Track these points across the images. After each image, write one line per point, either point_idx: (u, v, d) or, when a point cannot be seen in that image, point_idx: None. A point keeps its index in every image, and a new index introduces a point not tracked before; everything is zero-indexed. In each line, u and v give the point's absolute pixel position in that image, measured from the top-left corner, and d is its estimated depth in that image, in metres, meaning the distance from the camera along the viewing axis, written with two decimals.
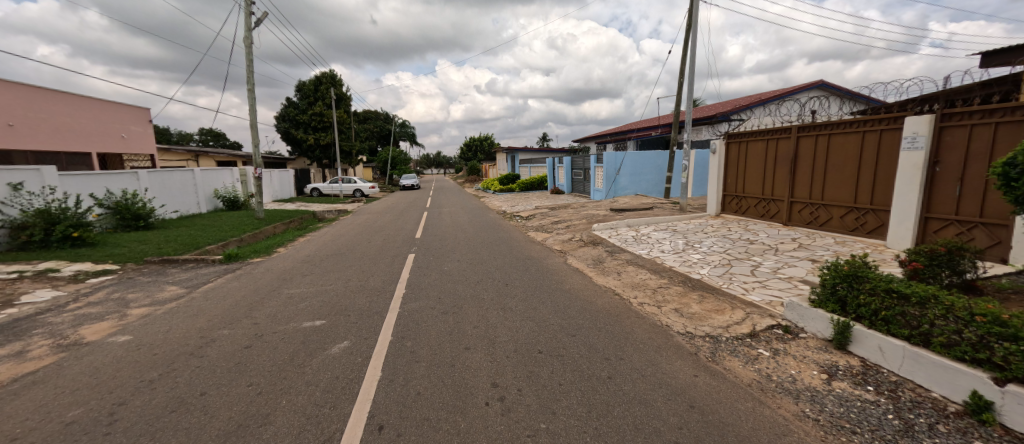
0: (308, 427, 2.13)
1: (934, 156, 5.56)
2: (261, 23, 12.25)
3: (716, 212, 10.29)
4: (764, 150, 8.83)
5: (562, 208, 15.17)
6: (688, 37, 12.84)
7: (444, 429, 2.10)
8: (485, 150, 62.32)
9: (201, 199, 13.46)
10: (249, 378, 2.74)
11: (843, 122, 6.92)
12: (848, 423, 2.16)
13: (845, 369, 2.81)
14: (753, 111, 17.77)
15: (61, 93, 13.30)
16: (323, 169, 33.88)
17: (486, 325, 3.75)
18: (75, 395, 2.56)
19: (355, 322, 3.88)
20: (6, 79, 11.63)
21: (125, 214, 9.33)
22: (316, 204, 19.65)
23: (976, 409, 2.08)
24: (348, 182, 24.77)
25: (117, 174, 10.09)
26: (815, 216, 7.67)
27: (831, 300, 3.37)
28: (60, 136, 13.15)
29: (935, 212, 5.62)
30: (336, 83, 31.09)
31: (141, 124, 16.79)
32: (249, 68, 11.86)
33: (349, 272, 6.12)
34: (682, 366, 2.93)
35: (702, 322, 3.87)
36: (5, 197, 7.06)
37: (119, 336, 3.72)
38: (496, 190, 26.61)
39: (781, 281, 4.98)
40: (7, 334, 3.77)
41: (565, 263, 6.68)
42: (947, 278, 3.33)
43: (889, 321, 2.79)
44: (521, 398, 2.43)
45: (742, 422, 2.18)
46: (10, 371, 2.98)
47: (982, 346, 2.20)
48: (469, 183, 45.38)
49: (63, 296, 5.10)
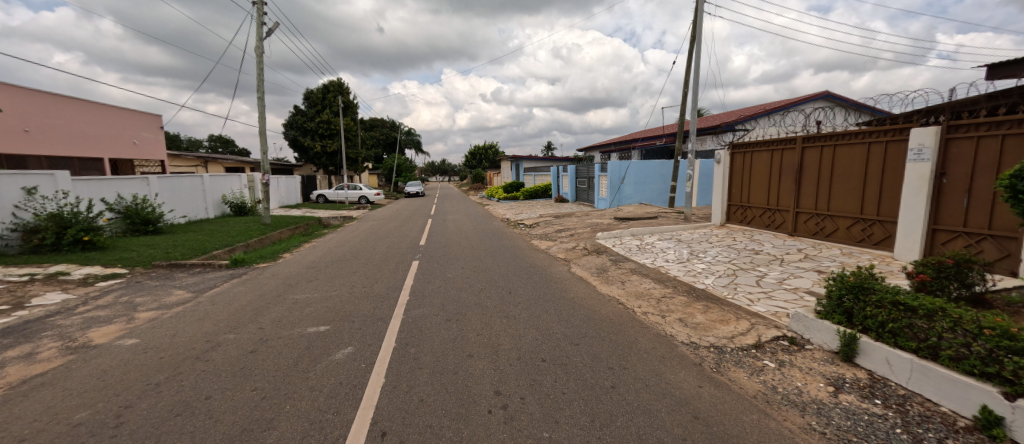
0: (312, 432, 2.14)
1: (941, 167, 5.54)
2: (272, 32, 12.51)
3: (721, 221, 10.26)
4: (768, 160, 8.81)
5: (567, 216, 15.15)
6: (693, 47, 12.97)
7: (446, 436, 2.10)
8: (490, 158, 62.75)
9: (209, 205, 13.65)
10: (254, 382, 2.76)
11: (849, 133, 6.93)
12: (856, 437, 2.14)
13: (852, 382, 2.77)
14: (759, 121, 17.80)
15: (76, 99, 13.64)
16: (330, 175, 34.23)
17: (489, 333, 3.76)
18: (81, 398, 2.58)
19: (359, 328, 3.91)
20: (22, 86, 11.93)
21: (134, 218, 9.47)
22: (322, 211, 19.82)
23: (987, 424, 2.05)
24: (353, 189, 25.29)
25: (128, 180, 10.23)
26: (820, 227, 7.62)
27: (837, 312, 3.33)
28: (73, 141, 13.41)
29: (943, 224, 5.56)
30: (345, 91, 31.56)
31: (154, 130, 17.10)
32: (259, 77, 12.11)
33: (354, 278, 6.16)
34: (686, 377, 2.91)
35: (706, 332, 3.84)
36: (20, 201, 7.24)
37: (127, 339, 3.76)
38: (501, 197, 26.91)
39: (787, 292, 4.94)
40: (17, 336, 3.82)
41: (569, 272, 6.68)
42: (955, 291, 3.32)
43: (896, 334, 2.76)
44: (523, 407, 2.42)
45: (747, 434, 2.16)
46: (20, 372, 3.02)
47: (991, 361, 2.17)
48: (474, 190, 45.46)
49: (72, 299, 5.16)
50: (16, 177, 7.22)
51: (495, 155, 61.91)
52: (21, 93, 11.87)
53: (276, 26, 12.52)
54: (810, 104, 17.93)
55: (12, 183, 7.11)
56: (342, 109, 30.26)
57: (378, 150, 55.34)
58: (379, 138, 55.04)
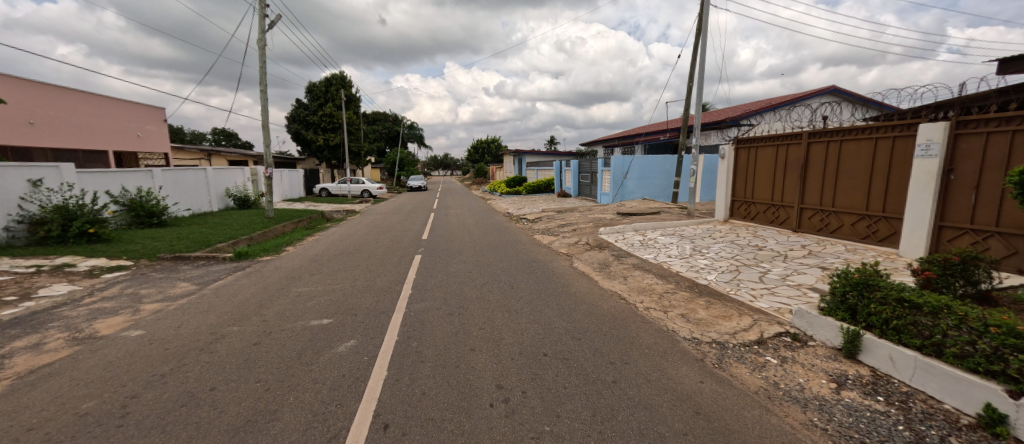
0: (315, 424, 2.16)
1: (949, 163, 5.47)
2: (275, 25, 12.47)
3: (725, 217, 10.19)
4: (774, 155, 8.72)
5: (569, 211, 15.11)
6: (699, 41, 12.83)
7: (449, 429, 2.11)
8: (490, 153, 62.96)
9: (213, 198, 13.71)
10: (258, 374, 2.78)
11: (855, 129, 6.84)
12: (858, 433, 2.13)
13: (855, 378, 2.76)
14: (764, 116, 17.62)
15: (79, 92, 13.65)
16: (331, 169, 34.25)
17: (491, 327, 3.76)
18: (88, 388, 2.62)
19: (361, 321, 3.92)
20: (26, 78, 11.95)
21: (139, 210, 9.53)
22: (325, 204, 19.92)
23: (990, 422, 2.04)
24: (356, 183, 25.30)
25: (132, 172, 10.27)
26: (825, 223, 7.55)
27: (841, 308, 3.31)
28: (78, 134, 13.48)
29: (949, 220, 5.50)
30: (348, 85, 31.40)
31: (157, 123, 17.12)
32: (262, 70, 12.07)
33: (357, 271, 6.18)
34: (687, 372, 2.91)
35: (708, 328, 3.84)
36: (25, 193, 7.27)
37: (133, 331, 3.80)
38: (502, 192, 26.95)
39: (790, 288, 4.93)
40: (24, 326, 3.87)
41: (570, 267, 6.67)
42: (961, 288, 3.28)
43: (900, 331, 2.75)
44: (526, 401, 2.44)
45: (748, 430, 2.16)
46: (28, 362, 3.06)
47: (997, 359, 2.16)
48: (475, 185, 45.53)
49: (78, 290, 5.22)
50: (22, 170, 7.28)
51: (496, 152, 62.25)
52: (24, 85, 11.89)
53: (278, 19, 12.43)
54: (816, 100, 17.75)
55: (18, 175, 7.16)
56: (343, 103, 29.44)
57: (381, 143, 55.39)
58: (382, 132, 54.90)
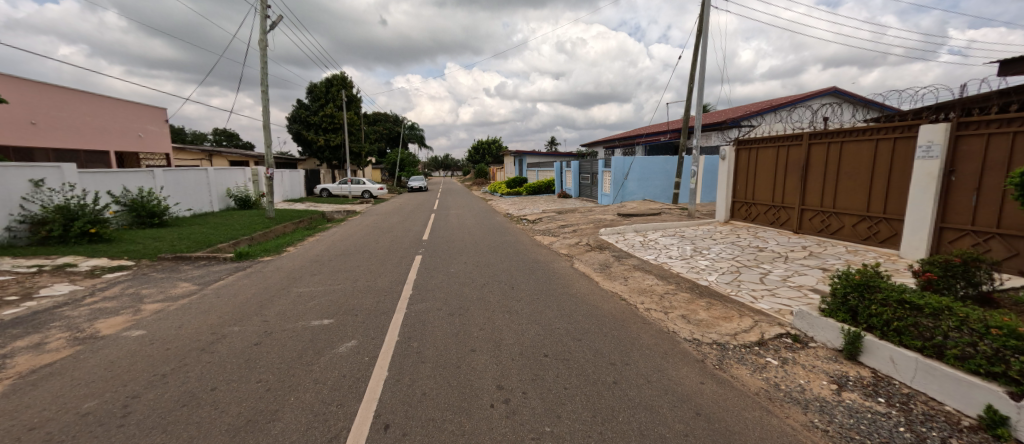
0: (315, 424, 2.17)
1: (949, 164, 5.47)
2: (277, 26, 12.49)
3: (726, 218, 10.18)
4: (774, 156, 8.72)
5: (570, 212, 15.11)
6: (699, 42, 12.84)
7: (449, 430, 2.12)
8: (490, 153, 62.97)
9: (214, 198, 13.72)
10: (259, 374, 2.79)
11: (856, 130, 6.84)
12: (859, 435, 2.13)
13: (855, 379, 2.76)
14: (765, 117, 17.60)
15: (81, 92, 13.68)
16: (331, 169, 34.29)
17: (492, 328, 3.76)
18: (89, 388, 2.62)
19: (361, 322, 3.93)
20: (28, 79, 11.98)
21: (140, 211, 9.54)
22: (326, 205, 19.94)
23: (991, 423, 2.04)
24: (356, 183, 25.30)
25: (133, 173, 10.28)
26: (826, 224, 7.54)
27: (842, 309, 3.31)
28: (80, 134, 13.51)
29: (950, 222, 5.50)
30: (348, 85, 31.43)
31: (158, 123, 17.15)
32: (263, 70, 12.09)
33: (357, 271, 6.18)
34: (688, 373, 2.91)
35: (709, 329, 3.83)
36: (27, 193, 7.28)
37: (134, 331, 3.81)
38: (502, 193, 26.93)
39: (790, 289, 4.93)
40: (26, 326, 3.88)
41: (571, 267, 6.67)
42: (962, 289, 3.28)
43: (901, 332, 2.75)
44: (526, 402, 2.44)
45: (749, 431, 2.16)
46: (30, 362, 3.07)
47: (997, 360, 2.15)
48: (476, 185, 45.56)
49: (79, 290, 5.24)
50: (24, 170, 7.30)
51: (496, 150, 62.06)
52: (26, 86, 11.92)
53: (279, 19, 12.45)
54: (817, 100, 17.72)
55: (20, 175, 7.18)
56: (344, 104, 29.47)
57: (381, 144, 55.41)
58: (383, 132, 54.86)
